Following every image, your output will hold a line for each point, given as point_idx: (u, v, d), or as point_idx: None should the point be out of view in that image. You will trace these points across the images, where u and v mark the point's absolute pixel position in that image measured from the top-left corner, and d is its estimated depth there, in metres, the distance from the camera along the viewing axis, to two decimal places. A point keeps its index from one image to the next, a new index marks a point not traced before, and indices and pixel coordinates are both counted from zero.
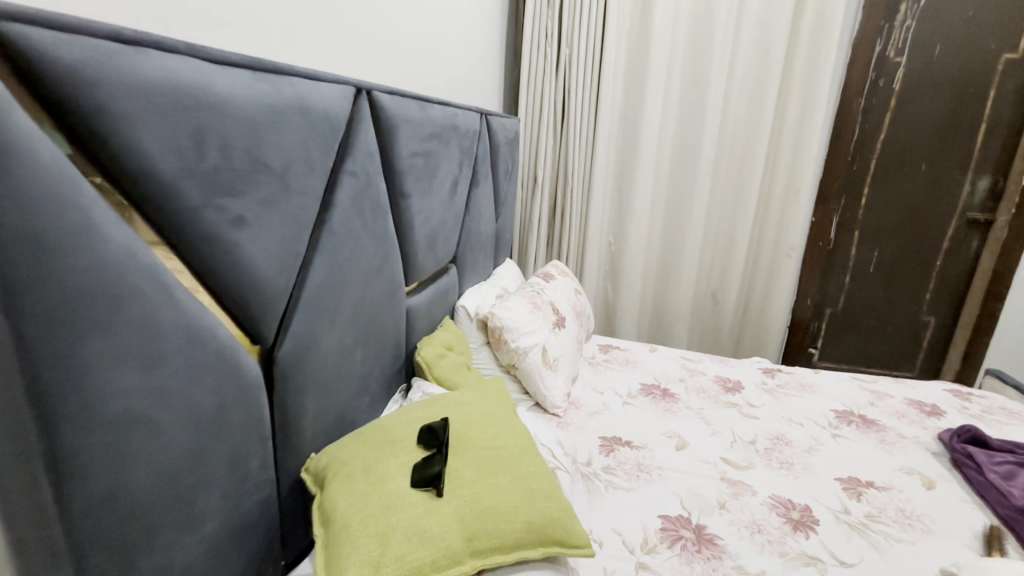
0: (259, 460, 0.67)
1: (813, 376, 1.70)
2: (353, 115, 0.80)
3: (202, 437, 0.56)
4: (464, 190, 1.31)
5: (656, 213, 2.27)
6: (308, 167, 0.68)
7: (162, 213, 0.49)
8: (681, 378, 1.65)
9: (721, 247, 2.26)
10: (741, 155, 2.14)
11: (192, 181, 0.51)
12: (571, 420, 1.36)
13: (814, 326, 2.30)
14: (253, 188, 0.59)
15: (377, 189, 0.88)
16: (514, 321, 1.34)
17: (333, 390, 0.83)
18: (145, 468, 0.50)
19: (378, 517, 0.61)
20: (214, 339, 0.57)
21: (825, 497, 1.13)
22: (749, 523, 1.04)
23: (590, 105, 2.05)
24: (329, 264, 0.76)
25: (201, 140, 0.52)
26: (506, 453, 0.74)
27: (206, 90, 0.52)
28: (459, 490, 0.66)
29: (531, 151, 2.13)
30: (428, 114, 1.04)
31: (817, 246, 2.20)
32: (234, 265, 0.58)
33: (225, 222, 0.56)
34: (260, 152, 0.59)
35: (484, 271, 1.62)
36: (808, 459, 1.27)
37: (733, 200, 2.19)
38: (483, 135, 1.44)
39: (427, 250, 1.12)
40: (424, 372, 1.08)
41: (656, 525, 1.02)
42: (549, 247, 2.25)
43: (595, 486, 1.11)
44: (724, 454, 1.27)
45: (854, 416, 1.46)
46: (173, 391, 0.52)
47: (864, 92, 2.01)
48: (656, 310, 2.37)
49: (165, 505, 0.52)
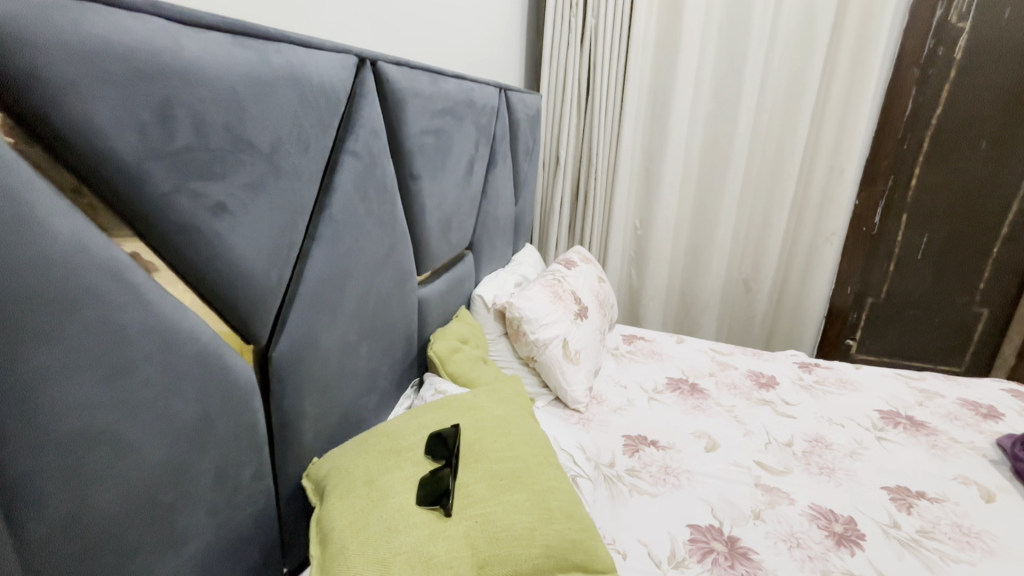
0: (253, 469, 0.61)
1: (854, 372, 1.58)
2: (354, 88, 0.72)
3: (183, 450, 0.50)
4: (480, 172, 1.23)
5: (685, 196, 2.14)
6: (302, 145, 0.61)
7: (124, 200, 0.42)
8: (711, 372, 1.55)
9: (755, 232, 2.13)
10: (780, 133, 1.99)
11: (159, 162, 0.44)
12: (592, 417, 1.28)
13: (854, 316, 2.15)
14: (236, 170, 0.52)
15: (384, 171, 0.81)
16: (533, 312, 1.26)
17: (337, 389, 0.77)
18: (116, 490, 0.44)
19: (379, 541, 0.54)
20: (196, 344, 0.50)
21: (871, 508, 1.04)
22: (787, 537, 0.96)
23: (617, 80, 1.93)
24: (329, 254, 0.69)
25: (168, 113, 0.44)
26: (522, 465, 0.67)
27: (172, 55, 0.44)
28: (470, 508, 0.59)
29: (554, 130, 2.02)
30: (440, 88, 0.96)
31: (859, 232, 2.04)
32: (215, 258, 0.51)
33: (204, 209, 0.49)
34: (243, 128, 0.52)
35: (502, 257, 1.54)
36: (851, 465, 1.17)
37: (770, 181, 2.05)
38: (502, 112, 1.34)
39: (440, 236, 1.05)
40: (437, 367, 1.01)
41: (684, 536, 0.94)
42: (571, 232, 2.15)
43: (618, 490, 1.04)
44: (757, 457, 1.18)
45: (901, 417, 1.35)
46: (145, 402, 0.45)
47: (920, 62, 1.83)
48: (683, 298, 2.26)
49: (140, 529, 0.46)
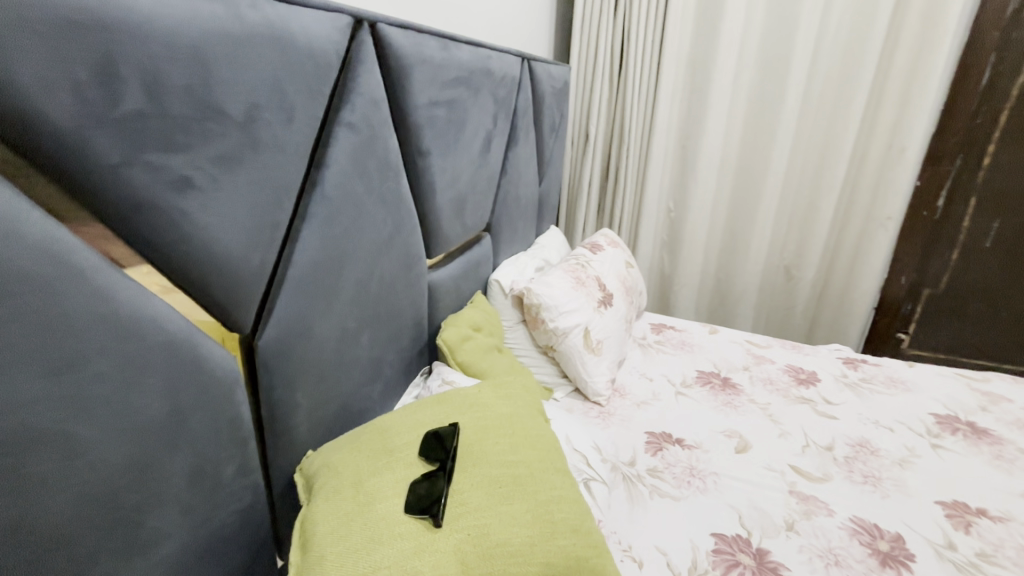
0: (236, 465, 0.57)
1: (907, 370, 1.44)
2: (349, 52, 0.66)
3: (147, 448, 0.46)
4: (499, 149, 1.15)
5: (725, 176, 2.00)
6: (284, 115, 0.55)
7: (65, 170, 0.38)
8: (745, 366, 1.45)
9: (800, 215, 1.98)
10: (833, 107, 1.83)
11: (103, 130, 0.39)
12: (614, 410, 1.21)
13: (907, 309, 1.97)
14: (205, 140, 0.46)
15: (386, 146, 0.74)
16: (553, 299, 1.19)
17: (335, 380, 0.73)
18: (66, 492, 0.40)
19: (361, 553, 0.50)
20: (161, 334, 0.46)
21: (923, 526, 0.93)
22: (825, 553, 0.87)
23: (653, 49, 1.80)
24: (321, 236, 0.64)
25: (112, 73, 0.39)
26: (526, 471, 0.61)
27: (116, 5, 0.38)
28: (463, 519, 0.54)
29: (584, 105, 1.91)
30: (452, 55, 0.88)
31: (919, 216, 1.86)
32: (183, 239, 0.47)
33: (164, 184, 0.44)
34: (210, 94, 0.46)
35: (524, 240, 1.47)
36: (900, 474, 1.06)
37: (820, 159, 1.89)
38: (525, 84, 1.25)
39: (453, 217, 0.98)
40: (446, 356, 0.96)
41: (708, 545, 0.87)
42: (599, 214, 2.05)
43: (638, 492, 0.97)
44: (793, 461, 1.08)
45: (960, 423, 1.22)
46: (99, 399, 0.41)
47: (1001, 25, 1.63)
48: (718, 285, 2.13)
49: (98, 532, 0.43)
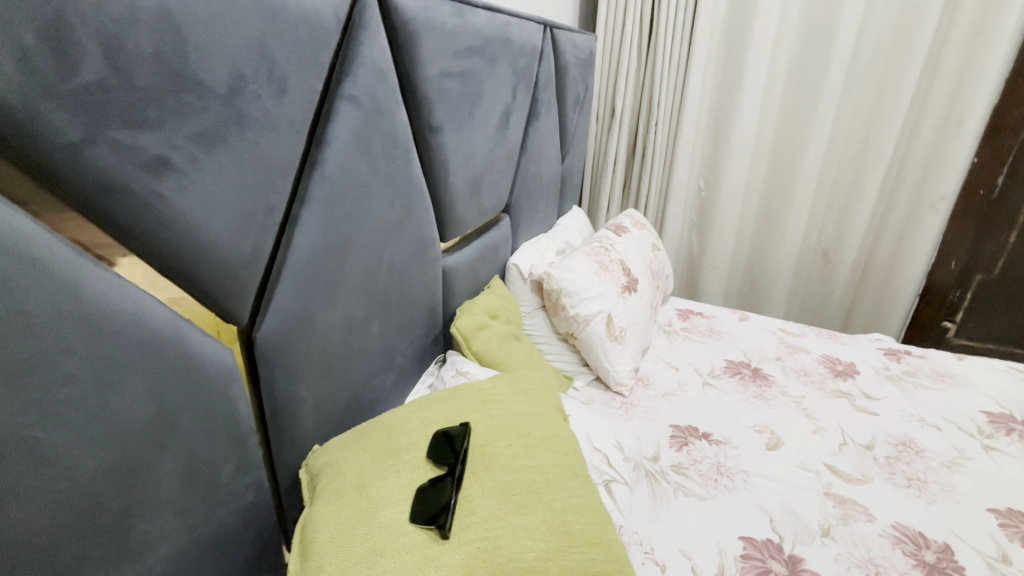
0: (235, 463, 0.54)
1: (955, 363, 1.34)
2: (351, 18, 0.60)
3: (133, 450, 0.43)
4: (519, 125, 1.08)
5: (760, 152, 1.88)
6: (274, 86, 0.50)
7: (8, 143, 0.33)
8: (778, 356, 1.37)
9: (840, 194, 1.85)
10: (883, 76, 1.68)
11: (58, 105, 0.35)
12: (637, 401, 1.15)
13: (955, 295, 1.84)
14: (182, 115, 0.42)
15: (393, 123, 0.69)
16: (574, 284, 1.13)
17: (343, 371, 0.69)
18: (40, 503, 0.37)
19: (362, 565, 0.46)
20: (142, 329, 0.42)
21: (973, 536, 0.86)
22: (864, 563, 0.81)
23: (686, 15, 1.68)
24: (323, 220, 0.59)
25: (66, 38, 0.34)
26: (541, 478, 0.56)
27: None
28: (472, 530, 0.50)
29: (610, 77, 1.80)
30: (467, 21, 0.81)
31: (975, 196, 1.71)
32: (163, 225, 0.42)
33: (136, 165, 0.40)
34: (184, 62, 0.41)
35: (545, 222, 1.41)
36: (948, 478, 0.98)
37: (865, 133, 1.76)
38: (547, 54, 1.17)
39: (469, 198, 0.93)
40: (461, 345, 0.92)
41: (736, 551, 0.82)
42: (625, 193, 1.95)
43: (661, 489, 0.92)
44: (829, 460, 1.02)
45: (1016, 423, 1.12)
46: (69, 404, 0.38)
47: None
48: (749, 269, 2.03)
49: (82, 541, 0.40)
